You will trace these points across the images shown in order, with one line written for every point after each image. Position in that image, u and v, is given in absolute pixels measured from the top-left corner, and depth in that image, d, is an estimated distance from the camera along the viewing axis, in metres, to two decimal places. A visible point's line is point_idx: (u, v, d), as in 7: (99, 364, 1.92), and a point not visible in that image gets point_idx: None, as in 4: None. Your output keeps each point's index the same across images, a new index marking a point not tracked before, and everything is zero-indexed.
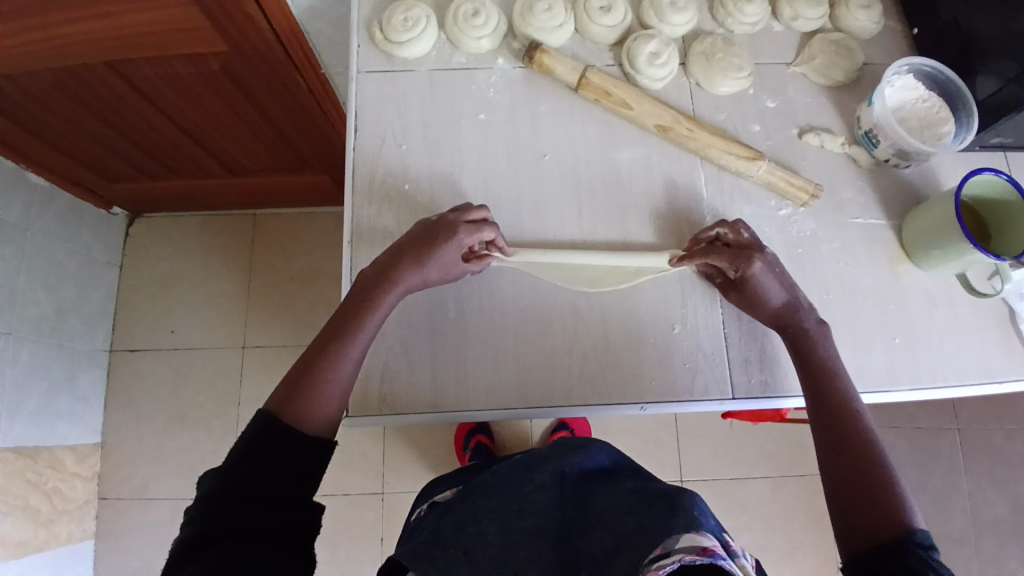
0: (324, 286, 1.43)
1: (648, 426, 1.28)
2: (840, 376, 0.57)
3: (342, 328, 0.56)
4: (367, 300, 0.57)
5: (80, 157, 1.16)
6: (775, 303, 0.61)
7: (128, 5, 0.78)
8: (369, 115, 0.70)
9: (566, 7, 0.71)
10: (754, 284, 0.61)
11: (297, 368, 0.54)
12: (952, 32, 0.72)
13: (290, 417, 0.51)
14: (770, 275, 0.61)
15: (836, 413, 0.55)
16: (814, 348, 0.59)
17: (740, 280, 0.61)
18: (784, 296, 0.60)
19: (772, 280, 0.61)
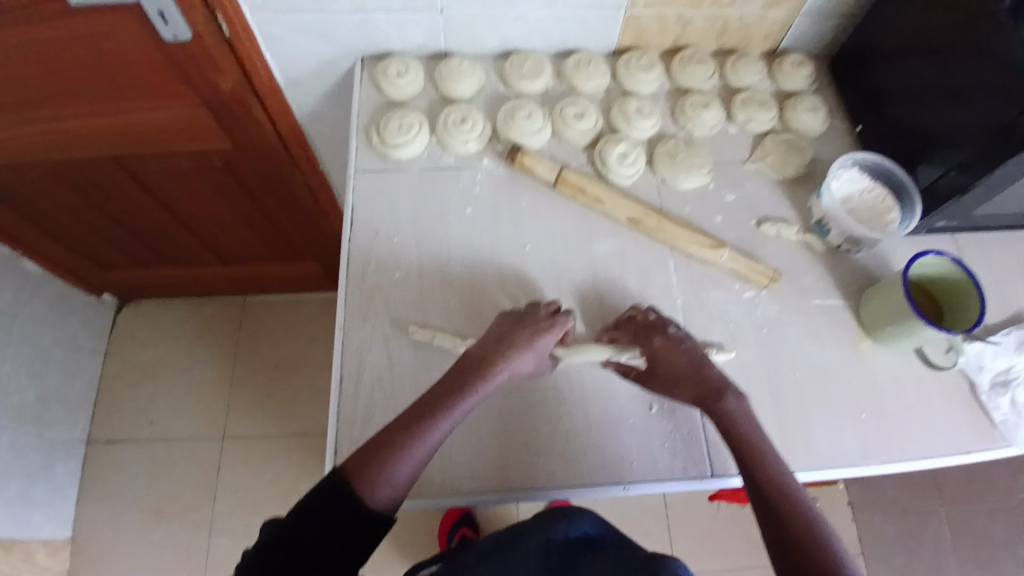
0: (309, 370, 1.45)
1: (638, 513, 1.27)
2: (769, 454, 0.57)
3: (438, 402, 0.56)
4: (468, 372, 0.58)
5: (77, 245, 1.20)
6: (679, 370, 0.62)
7: (142, 104, 0.87)
8: (364, 210, 0.75)
9: (544, 115, 0.80)
10: (659, 351, 0.63)
11: (387, 434, 0.55)
12: (892, 130, 0.81)
13: (369, 482, 0.53)
14: (674, 344, 0.63)
15: (775, 493, 0.54)
16: (736, 424, 0.58)
17: (647, 354, 0.64)
18: (688, 362, 0.62)
19: (675, 348, 0.63)
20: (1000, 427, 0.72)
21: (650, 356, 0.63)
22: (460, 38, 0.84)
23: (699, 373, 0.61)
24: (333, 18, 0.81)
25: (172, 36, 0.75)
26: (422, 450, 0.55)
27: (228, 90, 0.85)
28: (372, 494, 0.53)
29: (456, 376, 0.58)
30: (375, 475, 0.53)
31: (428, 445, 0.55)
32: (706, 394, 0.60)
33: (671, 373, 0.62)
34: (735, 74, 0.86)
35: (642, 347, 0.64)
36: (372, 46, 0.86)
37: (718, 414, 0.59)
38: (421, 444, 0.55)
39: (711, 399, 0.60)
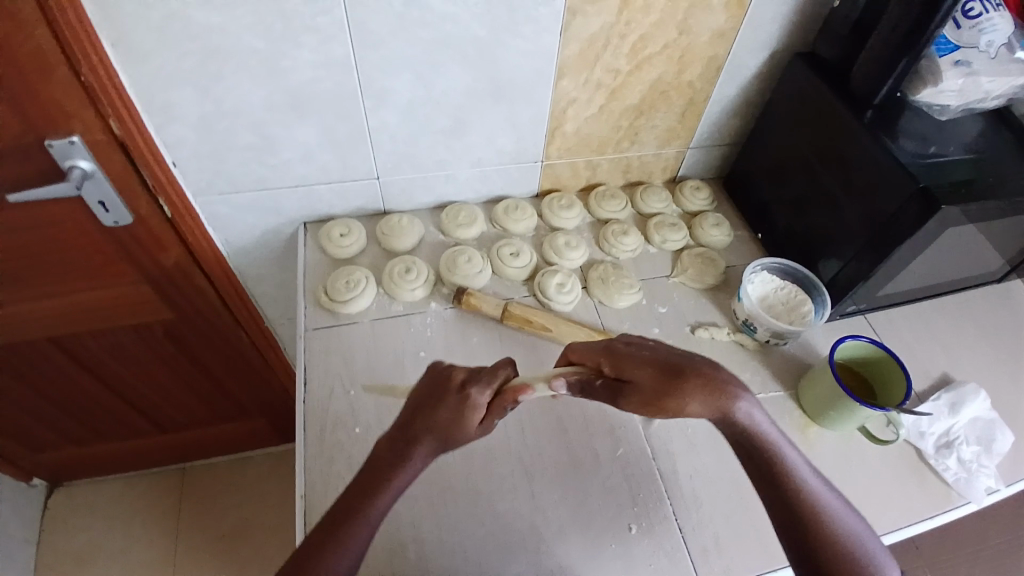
0: (262, 538, 1.33)
1: None
2: (785, 455, 0.57)
3: (348, 510, 0.52)
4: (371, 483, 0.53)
5: (5, 430, 1.11)
6: (654, 361, 0.58)
7: (80, 286, 0.86)
8: (318, 367, 0.76)
9: (483, 257, 0.86)
10: (625, 353, 0.59)
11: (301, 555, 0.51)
12: (788, 233, 0.92)
13: None
14: (636, 346, 0.61)
15: (794, 494, 0.55)
16: (757, 437, 0.57)
17: (613, 365, 0.60)
18: (658, 355, 0.59)
19: (637, 349, 0.60)
20: (956, 486, 0.76)
21: (623, 366, 0.59)
22: (397, 198, 0.92)
23: (679, 362, 0.58)
24: (278, 194, 0.87)
25: (113, 221, 0.78)
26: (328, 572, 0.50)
27: (170, 264, 0.88)
28: None
29: (362, 485, 0.53)
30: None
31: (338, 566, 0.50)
32: (699, 382, 0.56)
33: (652, 370, 0.58)
34: (644, 202, 0.97)
35: (607, 359, 0.60)
36: (315, 214, 0.92)
37: (745, 424, 0.57)
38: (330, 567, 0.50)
39: (718, 395, 0.56)
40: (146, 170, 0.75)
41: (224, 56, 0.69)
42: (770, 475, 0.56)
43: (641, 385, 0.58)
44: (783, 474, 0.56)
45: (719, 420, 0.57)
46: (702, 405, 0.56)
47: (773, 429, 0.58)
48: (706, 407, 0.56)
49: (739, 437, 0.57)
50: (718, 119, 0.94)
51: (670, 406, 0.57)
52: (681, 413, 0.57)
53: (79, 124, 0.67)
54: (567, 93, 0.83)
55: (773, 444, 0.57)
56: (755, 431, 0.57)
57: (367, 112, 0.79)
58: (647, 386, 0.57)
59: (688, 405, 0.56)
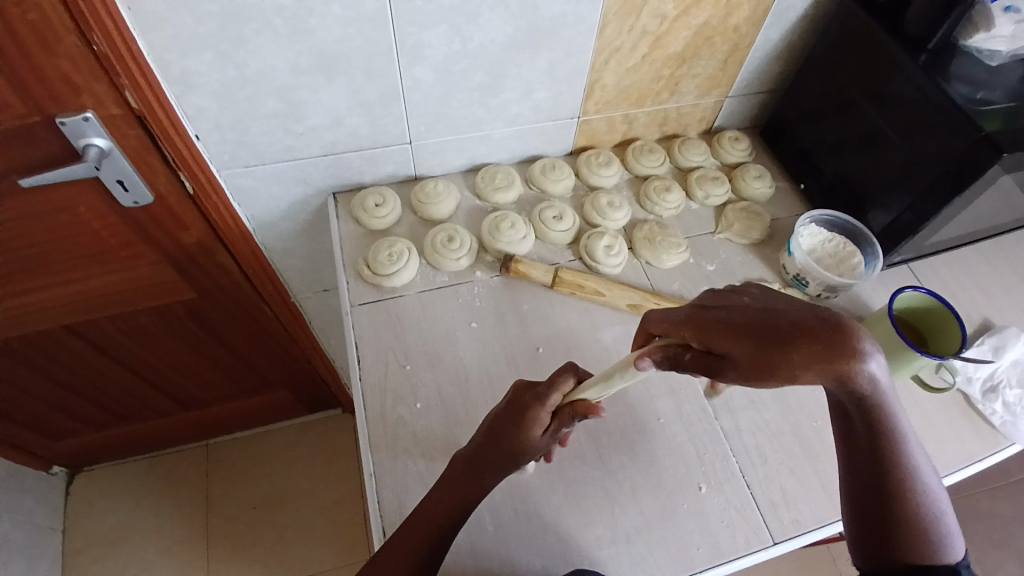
0: (295, 504, 1.35)
1: None
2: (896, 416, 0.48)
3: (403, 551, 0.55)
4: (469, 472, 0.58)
5: (26, 420, 1.09)
6: (752, 328, 0.45)
7: (98, 272, 0.82)
8: (369, 344, 0.75)
9: (526, 221, 0.84)
10: (712, 321, 0.48)
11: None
12: (834, 181, 0.90)
13: None
14: (733, 309, 0.48)
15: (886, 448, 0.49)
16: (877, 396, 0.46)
17: (701, 336, 0.49)
18: (751, 312, 0.47)
19: (736, 314, 0.47)
20: (1002, 429, 0.78)
21: (712, 338, 0.48)
22: (430, 162, 0.88)
23: (789, 320, 0.45)
24: (307, 163, 0.83)
25: (133, 202, 0.74)
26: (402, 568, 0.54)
27: (191, 243, 0.84)
28: None
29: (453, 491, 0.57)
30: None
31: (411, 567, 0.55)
32: (815, 344, 0.43)
33: (754, 335, 0.45)
34: (683, 156, 0.94)
35: (693, 332, 0.49)
36: (345, 183, 0.88)
37: (864, 386, 0.45)
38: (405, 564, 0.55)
39: (835, 359, 0.43)
40: (166, 145, 0.71)
41: (244, 15, 0.63)
42: (872, 430, 0.49)
43: (741, 358, 0.46)
44: (887, 432, 0.49)
45: (834, 387, 0.46)
46: (817, 373, 0.44)
47: (894, 390, 0.47)
48: (819, 376, 0.44)
49: (854, 396, 0.46)
50: (759, 65, 0.91)
51: (783, 374, 0.44)
52: (795, 380, 0.44)
53: (90, 98, 0.62)
54: (610, 42, 0.79)
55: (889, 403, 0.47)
56: (875, 392, 0.46)
57: (402, 71, 0.74)
58: (743, 360, 0.46)
59: (804, 375, 0.44)
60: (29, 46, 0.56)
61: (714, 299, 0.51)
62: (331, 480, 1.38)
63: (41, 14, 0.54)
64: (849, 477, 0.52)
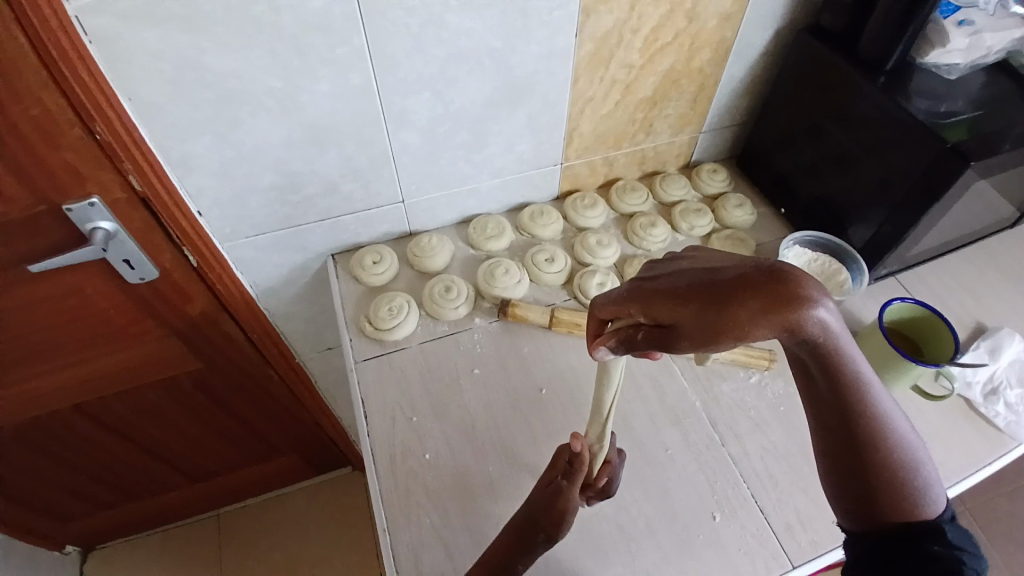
0: (310, 571, 1.32)
1: None
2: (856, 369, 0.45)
3: None
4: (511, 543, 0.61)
5: (36, 504, 1.09)
6: (693, 292, 0.44)
7: (107, 350, 0.84)
8: (375, 399, 0.76)
9: (519, 267, 0.86)
10: (654, 292, 0.47)
11: None
12: (812, 203, 0.93)
13: None
14: (676, 275, 0.46)
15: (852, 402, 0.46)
16: (832, 347, 0.43)
17: (645, 310, 0.48)
18: (692, 275, 0.45)
19: (677, 280, 0.46)
20: (1007, 430, 0.78)
21: (659, 311, 0.47)
22: (423, 218, 0.92)
23: (727, 277, 0.42)
24: (304, 229, 0.86)
25: (139, 278, 0.76)
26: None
27: (196, 315, 0.86)
28: None
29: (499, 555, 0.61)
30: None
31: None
32: (757, 298, 0.41)
33: (695, 299, 0.44)
34: (665, 191, 0.98)
35: (640, 308, 0.48)
36: (342, 245, 0.91)
37: (817, 335, 0.42)
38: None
39: (782, 310, 0.40)
40: (169, 222, 0.74)
41: (240, 98, 0.68)
42: (835, 384, 0.46)
43: (688, 325, 0.44)
44: (850, 384, 0.46)
45: (787, 339, 0.43)
46: (768, 327, 0.41)
47: (849, 336, 0.44)
48: (768, 327, 0.41)
49: (807, 349, 0.43)
50: (727, 101, 0.96)
51: (728, 335, 0.42)
52: (744, 339, 0.42)
53: (95, 184, 0.66)
54: (584, 93, 0.84)
55: (848, 353, 0.44)
56: (831, 342, 0.43)
57: (390, 136, 0.78)
58: (690, 328, 0.44)
59: (754, 333, 0.41)
60: (35, 141, 0.60)
61: (657, 270, 0.50)
62: (346, 543, 1.36)
63: (45, 110, 0.58)
64: (818, 430, 0.50)
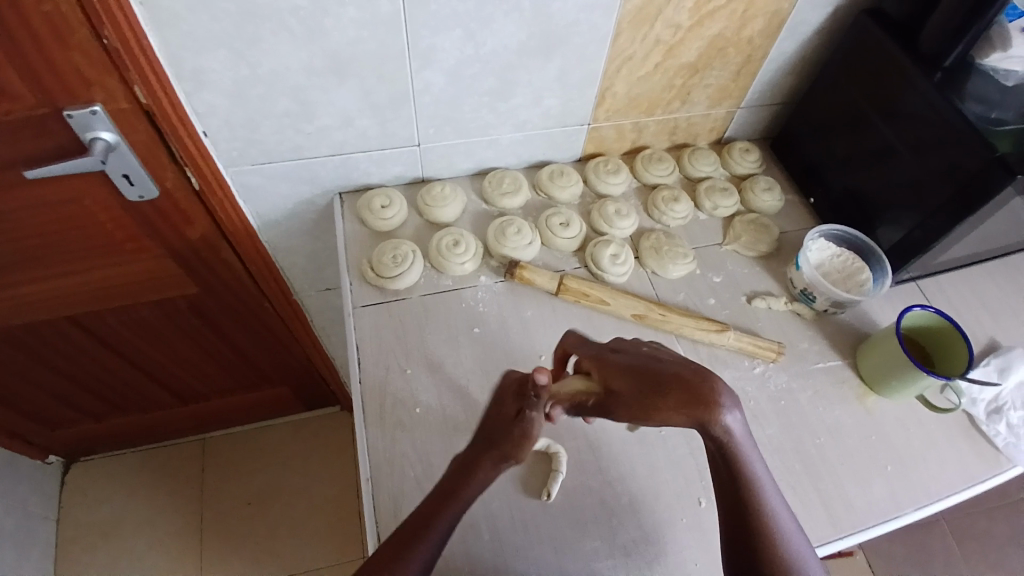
0: (290, 501, 1.34)
1: None
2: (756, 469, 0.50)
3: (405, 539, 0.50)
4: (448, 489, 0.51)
5: (24, 408, 1.09)
6: (639, 368, 0.52)
7: (102, 263, 0.82)
8: (370, 346, 0.74)
9: (532, 228, 0.83)
10: (614, 365, 0.54)
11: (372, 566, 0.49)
12: (843, 197, 0.89)
13: None
14: (626, 351, 0.56)
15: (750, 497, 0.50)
16: (736, 454, 0.49)
17: (599, 378, 0.55)
18: (643, 362, 0.53)
19: (626, 357, 0.55)
20: (1005, 451, 0.77)
21: (611, 382, 0.54)
22: (437, 165, 0.88)
23: (667, 369, 0.50)
24: (313, 163, 0.82)
25: (138, 195, 0.73)
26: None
27: (196, 239, 0.83)
28: None
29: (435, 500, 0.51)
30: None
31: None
32: (691, 390, 0.48)
33: (638, 380, 0.51)
34: (693, 166, 0.94)
35: (596, 371, 0.55)
36: (351, 184, 0.87)
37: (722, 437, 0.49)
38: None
39: (700, 407, 0.48)
40: (172, 138, 0.69)
41: (260, 15, 0.63)
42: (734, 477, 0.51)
43: (626, 398, 0.52)
44: (751, 491, 0.50)
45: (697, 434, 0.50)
46: (685, 419, 0.49)
47: (755, 450, 0.51)
48: (686, 419, 0.49)
49: (713, 448, 0.50)
50: (772, 77, 0.90)
51: (656, 417, 0.50)
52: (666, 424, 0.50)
53: (100, 91, 0.62)
54: (623, 50, 0.78)
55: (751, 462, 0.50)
56: (736, 449, 0.49)
57: (413, 74, 0.74)
58: (631, 398, 0.51)
59: (680, 420, 0.49)
60: (43, 42, 0.56)
61: (621, 347, 0.57)
62: (327, 479, 1.37)
63: (56, 8, 0.54)
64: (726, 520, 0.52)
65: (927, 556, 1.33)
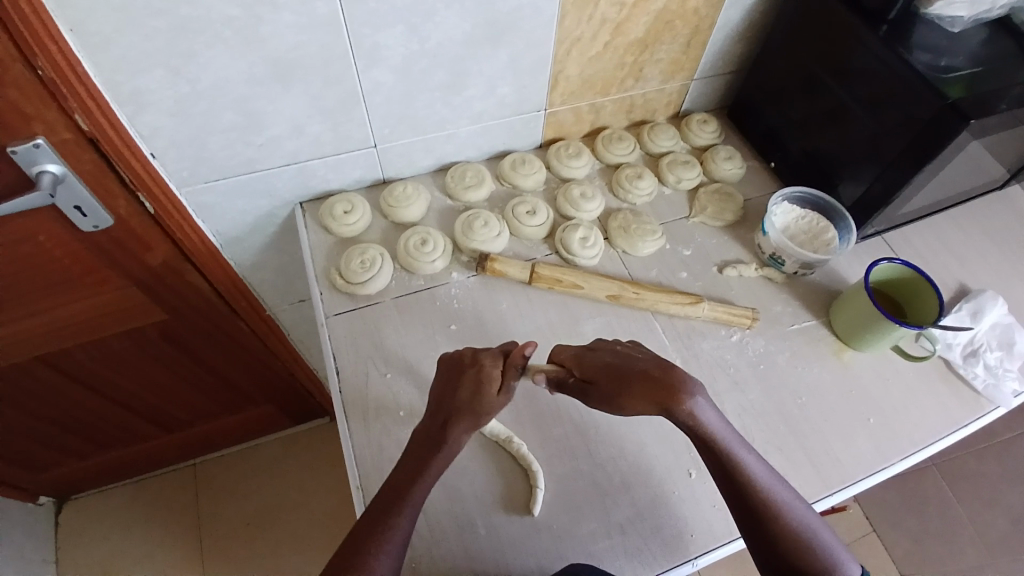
0: (289, 518, 1.32)
1: None
2: (732, 447, 0.54)
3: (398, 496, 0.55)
4: (420, 464, 0.57)
5: (1, 457, 1.05)
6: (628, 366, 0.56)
7: (64, 299, 0.79)
8: (347, 354, 0.73)
9: (499, 219, 0.83)
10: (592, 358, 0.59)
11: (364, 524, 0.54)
12: (802, 157, 0.90)
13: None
14: (611, 350, 0.60)
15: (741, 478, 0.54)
16: (715, 443, 0.54)
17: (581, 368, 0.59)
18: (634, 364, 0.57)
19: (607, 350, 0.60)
20: (985, 393, 0.79)
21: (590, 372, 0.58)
22: (396, 165, 0.87)
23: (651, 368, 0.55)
24: (269, 174, 0.80)
25: (92, 226, 0.71)
26: (394, 543, 0.53)
27: (158, 264, 0.81)
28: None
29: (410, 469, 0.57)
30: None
31: (389, 554, 0.53)
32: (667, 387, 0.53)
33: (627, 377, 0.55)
34: (653, 142, 0.94)
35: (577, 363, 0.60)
36: (312, 192, 0.86)
37: (692, 423, 0.53)
38: (383, 555, 0.53)
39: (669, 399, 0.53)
40: (122, 165, 0.68)
41: (193, 29, 0.61)
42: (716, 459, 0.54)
43: (602, 383, 0.57)
44: (737, 467, 0.54)
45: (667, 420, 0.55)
46: (648, 406, 0.54)
47: (727, 425, 0.55)
48: (650, 407, 0.54)
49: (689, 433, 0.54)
50: (722, 47, 0.90)
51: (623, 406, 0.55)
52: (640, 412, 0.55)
53: (40, 125, 0.60)
54: (571, 32, 0.78)
55: (730, 446, 0.54)
56: (707, 431, 0.53)
57: (361, 74, 0.72)
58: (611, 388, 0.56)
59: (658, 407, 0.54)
60: None
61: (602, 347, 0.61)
62: (324, 491, 1.36)
63: None
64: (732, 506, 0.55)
65: (919, 500, 1.37)
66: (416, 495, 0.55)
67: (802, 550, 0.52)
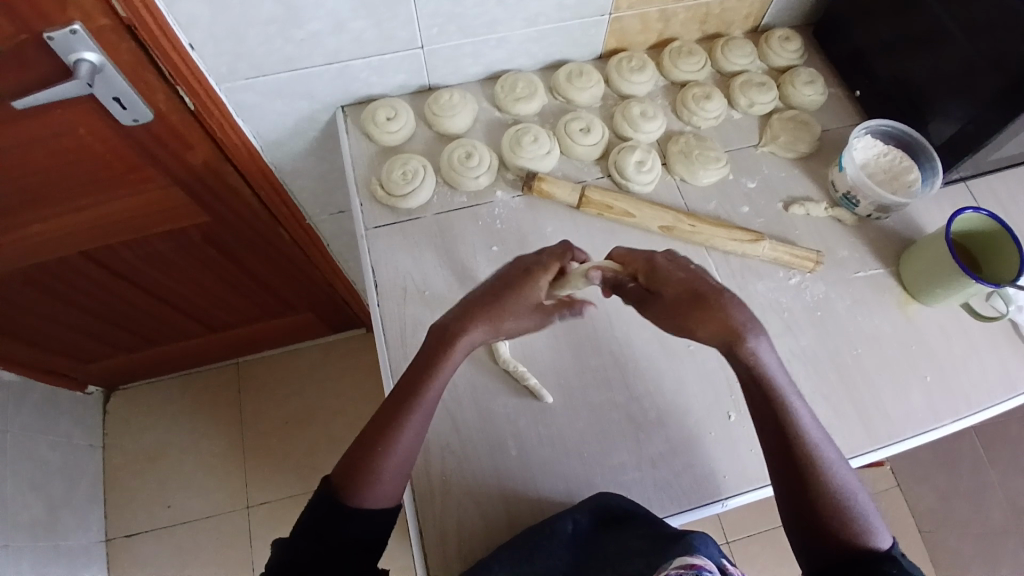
0: (321, 421, 1.38)
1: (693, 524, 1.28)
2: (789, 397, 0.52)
3: (408, 393, 0.54)
4: (433, 359, 0.54)
5: (55, 344, 1.11)
6: (686, 281, 0.53)
7: (108, 196, 0.78)
8: (386, 269, 0.72)
9: (549, 135, 0.77)
10: (661, 267, 0.54)
11: (373, 424, 0.54)
12: (892, 87, 0.80)
13: (359, 494, 0.53)
14: (679, 262, 0.55)
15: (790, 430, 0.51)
16: (769, 385, 0.51)
17: (646, 275, 0.55)
18: (703, 284, 0.52)
19: (677, 265, 0.54)
20: None
21: (655, 280, 0.54)
22: (443, 70, 0.81)
23: (722, 296, 0.51)
24: (309, 74, 0.75)
25: (132, 120, 0.68)
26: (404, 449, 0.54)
27: (199, 164, 0.79)
28: (365, 496, 0.53)
29: (422, 367, 0.54)
30: (356, 493, 0.53)
31: (393, 467, 0.53)
32: (714, 311, 0.51)
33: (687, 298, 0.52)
34: (725, 58, 0.85)
35: (642, 269, 0.55)
36: (353, 95, 0.81)
37: (751, 363, 0.51)
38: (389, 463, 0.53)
39: (731, 332, 0.50)
40: (160, 56, 0.64)
41: None
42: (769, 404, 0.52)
43: (663, 298, 0.53)
44: (788, 416, 0.51)
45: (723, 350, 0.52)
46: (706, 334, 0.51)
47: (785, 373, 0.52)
48: (708, 336, 0.52)
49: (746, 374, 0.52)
50: None
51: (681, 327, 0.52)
52: (689, 334, 0.53)
53: (76, 10, 0.56)
54: None
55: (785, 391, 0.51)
56: (764, 373, 0.51)
57: None
58: (669, 302, 0.53)
59: (699, 330, 0.52)
60: None
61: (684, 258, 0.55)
62: (358, 398, 1.41)
63: None
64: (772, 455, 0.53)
65: (953, 461, 1.34)
66: (429, 395, 0.54)
67: (838, 510, 0.50)
